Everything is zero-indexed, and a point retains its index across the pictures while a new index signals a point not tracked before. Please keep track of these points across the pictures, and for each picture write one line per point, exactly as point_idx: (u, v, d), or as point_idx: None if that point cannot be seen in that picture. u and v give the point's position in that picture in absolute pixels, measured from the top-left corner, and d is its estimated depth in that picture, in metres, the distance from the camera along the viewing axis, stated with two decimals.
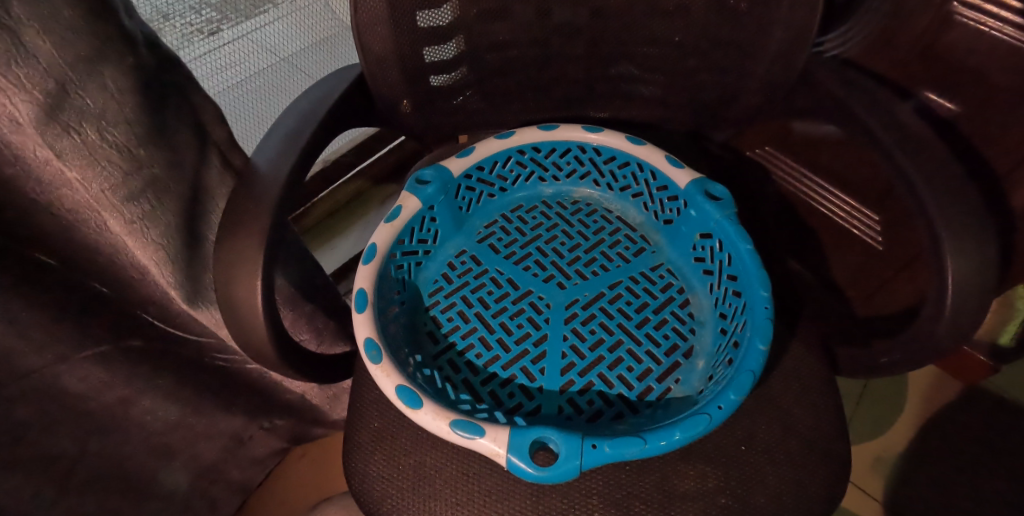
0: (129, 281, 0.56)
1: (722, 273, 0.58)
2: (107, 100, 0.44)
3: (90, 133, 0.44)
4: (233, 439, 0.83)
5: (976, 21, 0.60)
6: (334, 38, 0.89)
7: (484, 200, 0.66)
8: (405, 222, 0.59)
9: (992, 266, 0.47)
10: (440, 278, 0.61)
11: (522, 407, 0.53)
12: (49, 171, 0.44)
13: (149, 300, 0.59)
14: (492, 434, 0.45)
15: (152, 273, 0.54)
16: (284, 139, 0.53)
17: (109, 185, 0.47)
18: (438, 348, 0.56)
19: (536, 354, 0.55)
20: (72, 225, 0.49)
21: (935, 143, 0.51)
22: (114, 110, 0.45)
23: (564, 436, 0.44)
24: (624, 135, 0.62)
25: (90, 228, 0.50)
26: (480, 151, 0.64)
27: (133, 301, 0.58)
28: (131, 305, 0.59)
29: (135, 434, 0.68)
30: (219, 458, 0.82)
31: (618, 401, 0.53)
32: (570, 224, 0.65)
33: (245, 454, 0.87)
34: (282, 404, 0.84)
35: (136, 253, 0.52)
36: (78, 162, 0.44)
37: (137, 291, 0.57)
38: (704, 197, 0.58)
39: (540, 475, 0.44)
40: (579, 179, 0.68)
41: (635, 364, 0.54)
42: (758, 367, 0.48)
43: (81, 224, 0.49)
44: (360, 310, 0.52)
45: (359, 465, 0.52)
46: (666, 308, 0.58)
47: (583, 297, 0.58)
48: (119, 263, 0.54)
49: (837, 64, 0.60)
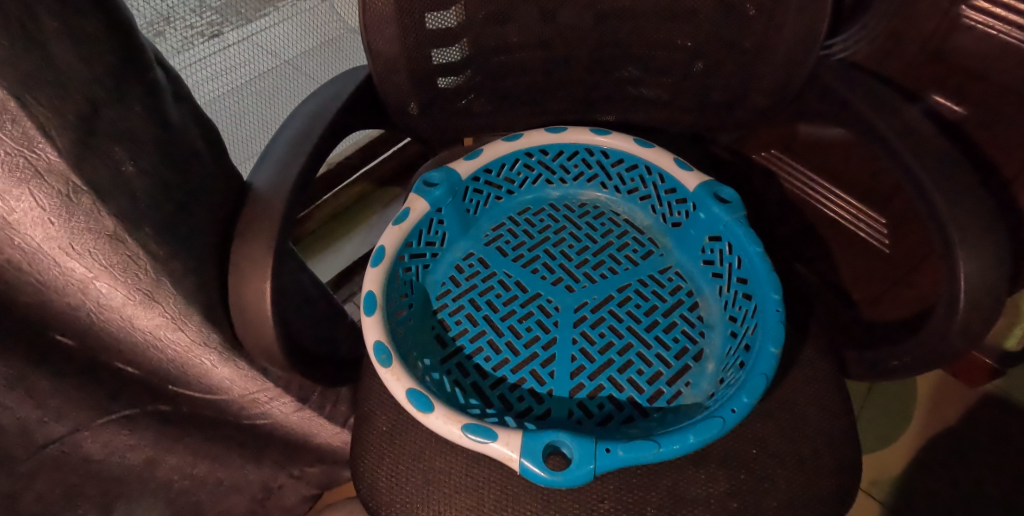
0: (155, 335, 0.52)
1: (732, 275, 0.57)
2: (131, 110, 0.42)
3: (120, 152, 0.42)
4: (262, 490, 0.81)
5: (984, 25, 0.60)
6: (337, 40, 0.89)
7: (491, 203, 0.66)
8: (412, 224, 0.59)
9: (1004, 267, 0.47)
10: (447, 280, 0.60)
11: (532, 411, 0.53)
12: (86, 215, 0.42)
13: (173, 355, 0.55)
14: (504, 438, 0.45)
15: (179, 325, 0.51)
16: (292, 141, 0.53)
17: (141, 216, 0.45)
18: (446, 351, 0.56)
19: (546, 357, 0.55)
20: (102, 277, 0.46)
21: (944, 145, 0.51)
22: (142, 121, 0.43)
23: (577, 440, 0.44)
24: (632, 139, 0.62)
25: (121, 278, 0.47)
26: (488, 154, 0.64)
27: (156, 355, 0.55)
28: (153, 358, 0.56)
29: (160, 492, 0.67)
30: (247, 510, 0.81)
31: (628, 404, 0.52)
32: (577, 227, 0.64)
33: (274, 504, 0.84)
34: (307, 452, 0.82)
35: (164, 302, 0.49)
36: (114, 197, 0.42)
37: (160, 346, 0.54)
38: (713, 201, 0.58)
39: (553, 480, 0.44)
40: (586, 182, 0.67)
41: (645, 367, 0.54)
42: (770, 369, 0.47)
43: (112, 274, 0.46)
44: (369, 313, 0.52)
45: (367, 469, 0.51)
46: (675, 311, 0.57)
47: (591, 300, 0.58)
48: (146, 317, 0.50)
49: (845, 67, 0.60)
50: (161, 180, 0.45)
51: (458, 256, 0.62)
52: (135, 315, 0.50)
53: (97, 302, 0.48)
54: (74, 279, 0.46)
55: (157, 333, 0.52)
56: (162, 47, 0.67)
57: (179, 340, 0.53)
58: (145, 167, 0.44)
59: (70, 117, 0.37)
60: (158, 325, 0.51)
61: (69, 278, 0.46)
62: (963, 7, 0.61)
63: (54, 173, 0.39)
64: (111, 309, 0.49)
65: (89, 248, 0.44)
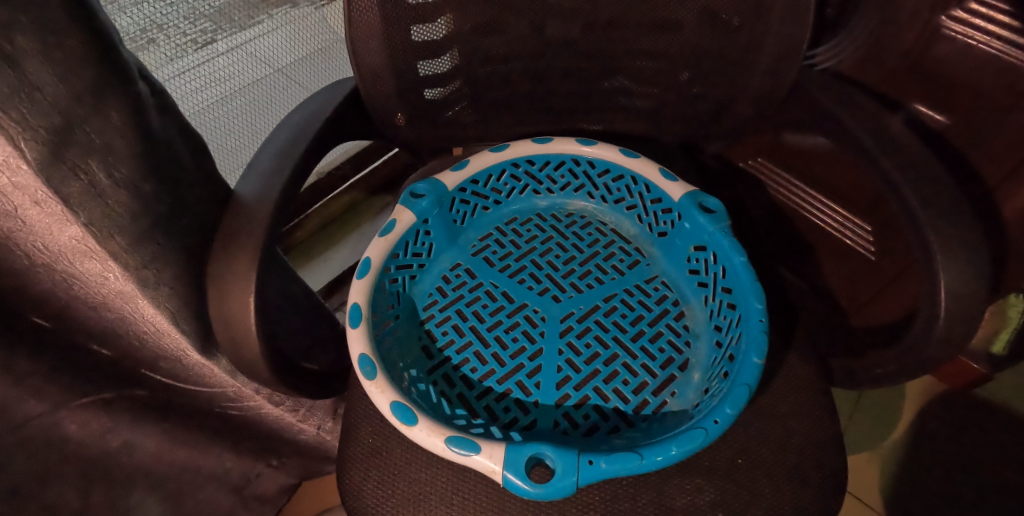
0: (139, 333, 0.53)
1: (717, 285, 0.58)
2: (111, 126, 0.42)
3: (98, 165, 0.41)
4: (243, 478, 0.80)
5: (964, 35, 0.61)
6: (327, 50, 0.90)
7: (478, 213, 0.66)
8: (399, 235, 0.59)
9: (983, 276, 0.47)
10: (434, 291, 0.60)
11: (519, 422, 0.53)
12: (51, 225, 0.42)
13: (156, 352, 0.56)
14: (488, 451, 0.45)
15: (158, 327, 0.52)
16: (278, 153, 0.53)
17: (120, 227, 0.44)
18: (433, 362, 0.56)
19: (532, 367, 0.55)
20: (76, 276, 0.46)
21: (924, 155, 0.51)
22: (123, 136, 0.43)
23: (560, 452, 0.44)
24: (618, 149, 0.63)
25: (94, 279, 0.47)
26: (474, 165, 0.65)
27: (140, 351, 0.55)
28: (140, 355, 0.56)
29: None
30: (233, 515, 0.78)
31: (614, 415, 0.52)
32: (564, 237, 0.65)
33: (252, 493, 0.83)
34: (293, 448, 0.82)
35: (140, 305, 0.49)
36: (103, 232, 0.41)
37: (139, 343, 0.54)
38: (698, 211, 0.59)
39: (536, 492, 0.44)
40: (573, 192, 0.68)
41: (631, 377, 0.54)
42: (753, 379, 0.48)
43: (83, 275, 0.46)
44: (354, 325, 0.52)
45: (352, 480, 0.51)
46: (661, 321, 0.58)
47: (578, 311, 0.58)
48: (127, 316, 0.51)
49: (827, 77, 0.60)
50: (138, 192, 0.45)
51: (446, 267, 0.62)
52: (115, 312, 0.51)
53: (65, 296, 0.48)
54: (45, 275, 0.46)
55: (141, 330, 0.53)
56: (154, 54, 0.67)
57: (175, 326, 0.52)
58: (120, 180, 0.43)
59: (48, 125, 0.38)
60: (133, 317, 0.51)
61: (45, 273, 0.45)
62: (943, 17, 0.62)
63: (22, 182, 0.39)
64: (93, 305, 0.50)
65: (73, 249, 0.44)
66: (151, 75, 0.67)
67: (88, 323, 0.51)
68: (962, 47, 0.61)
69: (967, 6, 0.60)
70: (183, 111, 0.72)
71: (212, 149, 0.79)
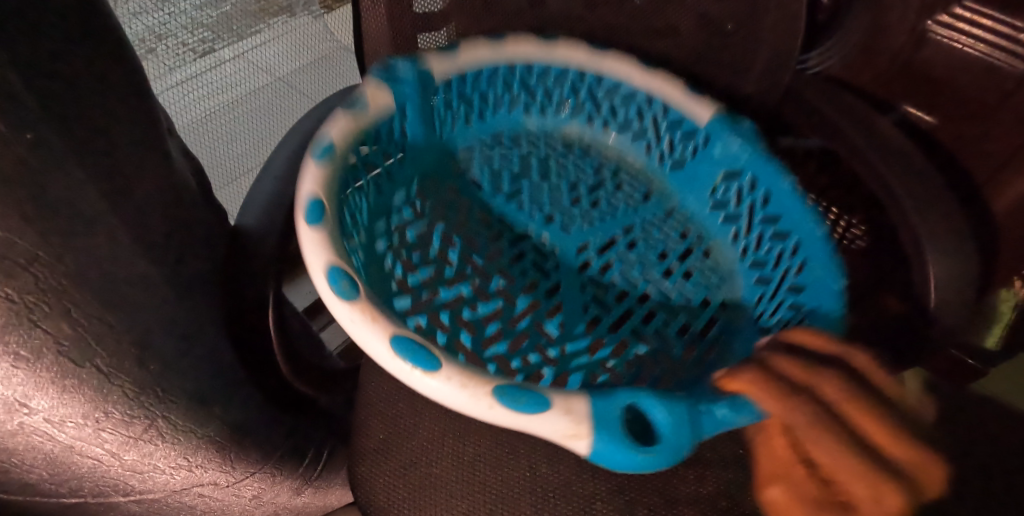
0: (170, 436, 0.49)
1: (754, 215, 0.63)
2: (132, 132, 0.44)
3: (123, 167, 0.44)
4: None
5: (950, 38, 0.65)
6: (328, 58, 0.92)
7: (465, 122, 0.70)
8: (370, 117, 0.56)
9: (967, 264, 0.49)
10: (414, 196, 0.64)
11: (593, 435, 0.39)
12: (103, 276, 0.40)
13: (180, 456, 0.51)
14: (567, 405, 0.39)
15: (180, 419, 0.49)
16: (291, 158, 0.56)
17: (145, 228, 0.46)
18: (425, 257, 0.58)
19: (550, 310, 0.57)
20: (120, 374, 0.43)
21: (910, 152, 0.53)
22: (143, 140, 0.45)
23: (673, 407, 0.41)
24: (628, 60, 0.65)
25: (137, 370, 0.44)
26: (464, 55, 0.62)
27: (162, 466, 0.50)
28: (162, 471, 0.51)
29: None
30: None
31: (659, 346, 0.56)
32: (561, 157, 0.71)
33: None
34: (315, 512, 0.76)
35: (169, 392, 0.47)
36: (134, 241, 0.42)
37: (168, 453, 0.50)
38: (729, 130, 0.62)
39: (647, 458, 0.38)
40: (559, 114, 0.72)
41: (674, 316, 0.59)
42: (836, 302, 0.54)
43: (129, 368, 0.44)
44: (312, 225, 0.47)
45: (365, 475, 0.53)
46: (691, 252, 0.64)
47: (595, 241, 0.63)
48: (161, 416, 0.48)
49: (819, 80, 0.63)
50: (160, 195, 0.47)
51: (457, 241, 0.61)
52: (147, 423, 0.47)
53: (103, 417, 0.43)
54: (94, 385, 0.42)
55: (172, 429, 0.49)
56: (155, 62, 0.67)
57: (192, 417, 0.50)
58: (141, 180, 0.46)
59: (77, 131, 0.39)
60: (172, 406, 0.48)
61: (92, 385, 0.41)
62: (930, 23, 0.66)
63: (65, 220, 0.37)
64: (127, 422, 0.45)
65: (117, 327, 0.42)
66: (154, 83, 0.68)
67: (112, 452, 0.46)
68: (947, 48, 0.64)
69: (953, 11, 0.64)
70: (185, 120, 0.74)
71: (214, 157, 0.80)
